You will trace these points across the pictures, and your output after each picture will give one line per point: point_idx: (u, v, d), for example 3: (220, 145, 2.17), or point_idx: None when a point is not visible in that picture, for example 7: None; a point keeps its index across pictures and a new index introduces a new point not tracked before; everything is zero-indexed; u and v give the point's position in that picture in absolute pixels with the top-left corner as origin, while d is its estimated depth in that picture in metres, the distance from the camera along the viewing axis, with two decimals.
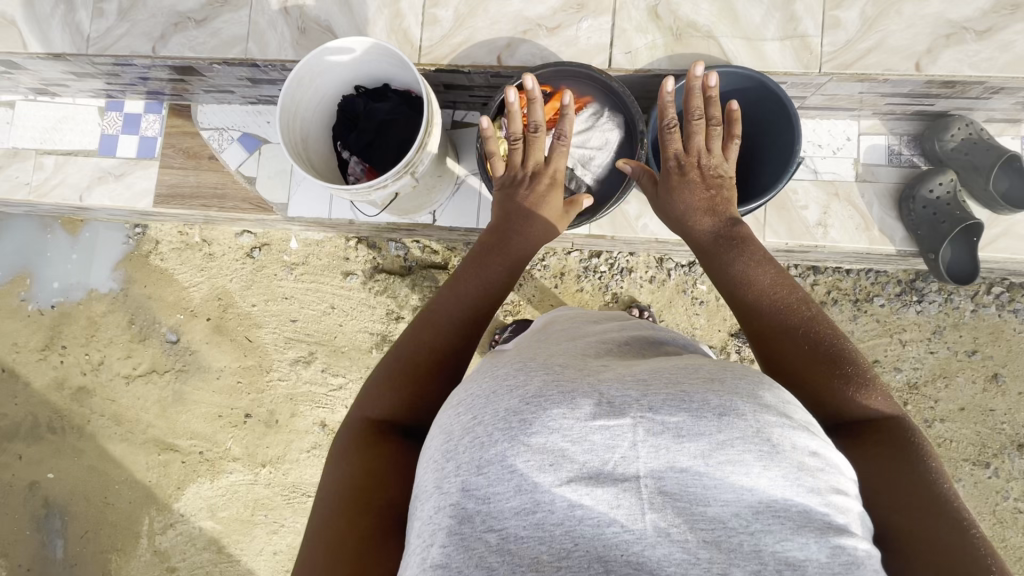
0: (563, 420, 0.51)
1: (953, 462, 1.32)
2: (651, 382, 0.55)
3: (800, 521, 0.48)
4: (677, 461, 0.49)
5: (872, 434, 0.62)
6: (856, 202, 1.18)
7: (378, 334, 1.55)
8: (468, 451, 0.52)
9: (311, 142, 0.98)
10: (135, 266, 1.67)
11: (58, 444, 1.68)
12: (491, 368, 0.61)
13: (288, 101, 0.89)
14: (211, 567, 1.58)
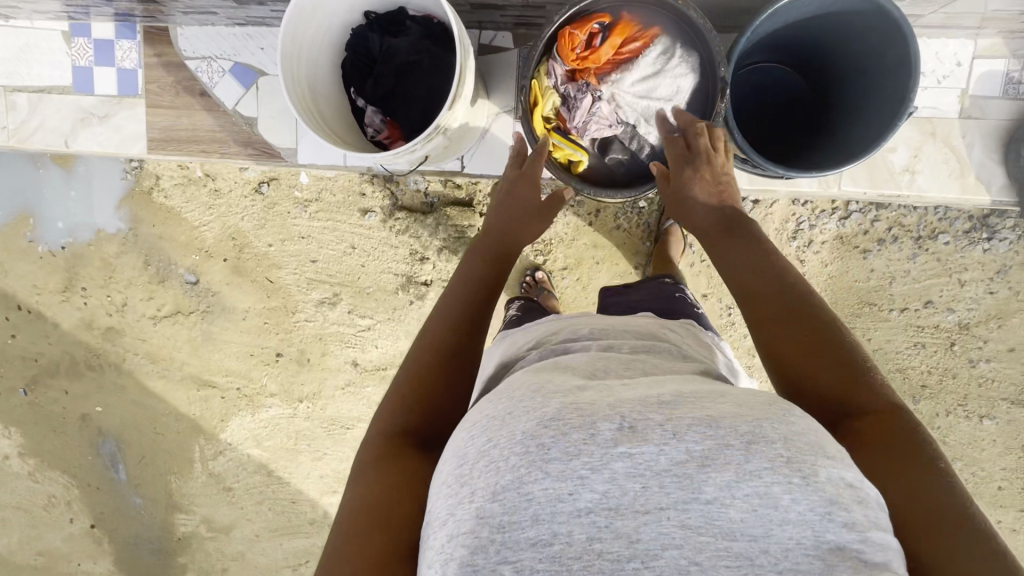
0: (579, 445, 0.53)
1: (990, 400, 1.31)
2: (675, 406, 0.56)
3: (836, 556, 0.49)
4: (702, 488, 0.51)
5: (871, 425, 0.62)
6: (954, 143, 1.13)
7: (402, 275, 1.48)
8: (483, 477, 0.54)
9: (320, 91, 0.83)
10: (139, 204, 1.57)
11: (99, 380, 1.72)
12: (507, 389, 0.64)
13: (289, 43, 0.75)
14: (263, 488, 1.71)
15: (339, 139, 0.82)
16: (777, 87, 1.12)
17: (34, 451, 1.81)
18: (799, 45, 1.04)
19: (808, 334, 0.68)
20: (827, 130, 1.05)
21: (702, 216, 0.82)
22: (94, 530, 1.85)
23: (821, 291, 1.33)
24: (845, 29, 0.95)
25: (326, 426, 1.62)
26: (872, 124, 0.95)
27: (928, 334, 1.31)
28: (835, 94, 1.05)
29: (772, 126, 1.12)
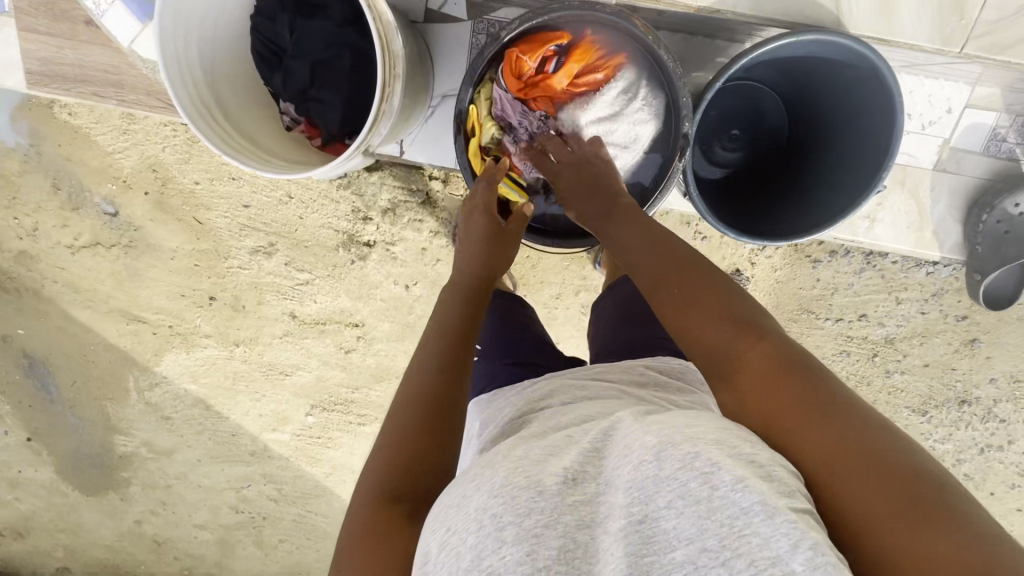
0: (532, 504, 0.54)
1: (895, 406, 1.40)
2: (603, 453, 0.60)
3: (760, 515, 0.48)
4: (629, 508, 0.52)
5: (764, 366, 0.60)
6: (920, 194, 1.18)
7: (342, 232, 1.40)
8: (444, 565, 0.54)
9: (224, 82, 0.78)
10: (42, 117, 1.39)
11: (17, 303, 1.61)
12: (466, 469, 0.65)
13: (174, 33, 0.70)
14: (202, 420, 1.70)
15: (250, 141, 0.77)
16: (762, 114, 1.08)
17: None
18: (791, 75, 0.99)
19: (677, 288, 0.69)
20: (798, 181, 1.03)
21: (587, 207, 0.87)
22: (32, 443, 1.78)
23: (764, 294, 1.33)
24: (837, 76, 0.92)
25: (264, 370, 1.59)
26: (851, 183, 0.92)
27: (855, 344, 1.35)
28: (817, 137, 1.01)
29: (748, 159, 1.09)
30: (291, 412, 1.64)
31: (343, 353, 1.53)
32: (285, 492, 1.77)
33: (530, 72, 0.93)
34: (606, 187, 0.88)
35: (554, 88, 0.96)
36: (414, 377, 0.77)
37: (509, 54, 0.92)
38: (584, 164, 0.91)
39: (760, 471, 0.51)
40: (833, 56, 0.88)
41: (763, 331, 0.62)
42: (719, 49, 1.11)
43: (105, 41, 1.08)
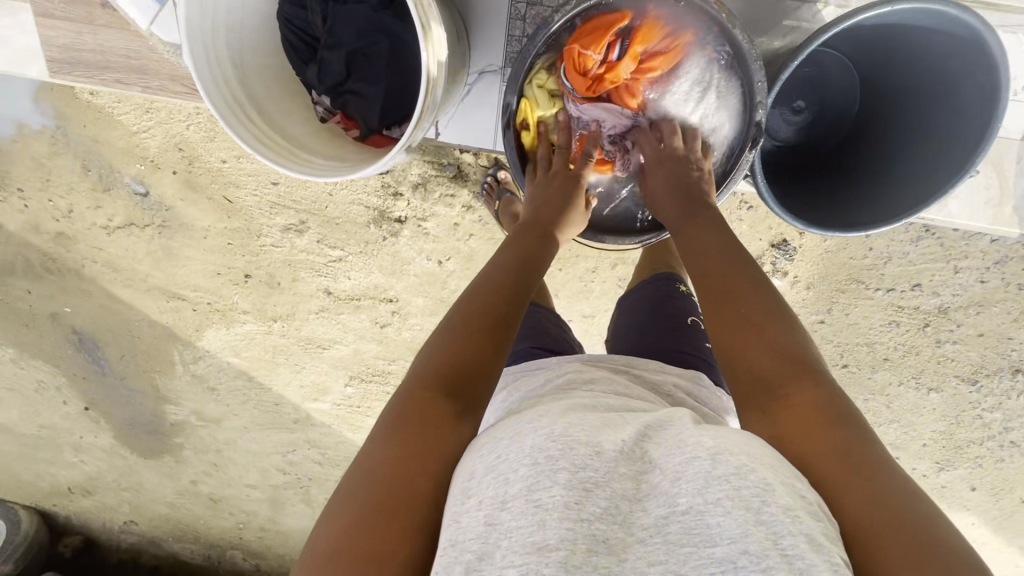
0: (588, 460, 0.54)
1: (943, 376, 1.36)
2: (653, 438, 0.60)
3: (806, 545, 0.48)
4: (677, 499, 0.51)
5: (812, 408, 0.62)
6: (1003, 168, 1.10)
7: (373, 209, 1.38)
8: (492, 486, 0.54)
9: (255, 75, 0.75)
10: (65, 98, 1.37)
11: (60, 283, 1.63)
12: (517, 417, 0.65)
13: (203, 33, 0.67)
14: (247, 391, 1.74)
15: (286, 137, 0.75)
16: (827, 82, 1.00)
17: (10, 341, 1.75)
18: (879, 43, 0.91)
19: (746, 310, 0.72)
20: (861, 170, 0.96)
21: (670, 206, 0.89)
22: (89, 411, 1.86)
23: (811, 264, 1.28)
24: (934, 53, 0.85)
25: (302, 344, 1.61)
26: (920, 176, 0.87)
27: (906, 314, 1.30)
28: (891, 117, 0.95)
29: (807, 134, 1.02)
30: (330, 383, 1.67)
31: (379, 327, 1.54)
32: (329, 455, 1.83)
33: (594, 68, 0.90)
34: (695, 193, 0.88)
35: (618, 78, 0.92)
36: (474, 297, 0.77)
37: (570, 52, 0.89)
38: (676, 162, 0.91)
39: (807, 506, 0.52)
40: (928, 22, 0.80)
41: (816, 377, 0.65)
42: (786, 12, 0.98)
43: (121, 24, 1.05)
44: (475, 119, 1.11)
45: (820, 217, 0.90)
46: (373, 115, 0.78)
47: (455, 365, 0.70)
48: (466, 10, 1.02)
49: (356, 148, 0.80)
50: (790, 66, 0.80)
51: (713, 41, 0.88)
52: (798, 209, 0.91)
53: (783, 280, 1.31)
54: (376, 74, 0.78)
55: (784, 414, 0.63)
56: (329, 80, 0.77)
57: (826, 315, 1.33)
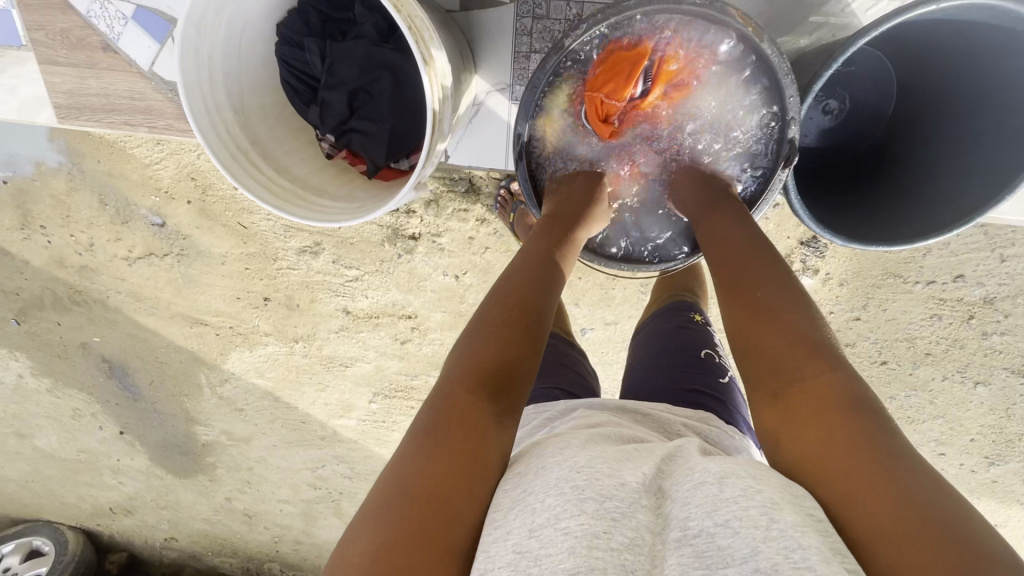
0: (611, 490, 0.52)
1: (990, 368, 1.29)
2: (664, 468, 0.57)
3: (815, 554, 0.44)
4: (686, 523, 0.48)
5: (826, 398, 0.57)
6: None
7: (386, 226, 1.37)
8: (520, 517, 0.51)
9: (257, 119, 0.74)
10: (78, 136, 1.39)
11: (88, 314, 1.66)
12: (539, 451, 0.63)
13: (202, 86, 0.66)
14: (273, 410, 1.75)
15: (295, 182, 0.73)
16: (857, 82, 0.96)
17: (45, 372, 1.79)
18: (916, 37, 0.85)
19: (765, 298, 0.67)
20: (903, 170, 0.91)
21: (689, 198, 0.85)
22: (125, 435, 1.90)
23: (845, 260, 1.23)
24: (977, 47, 0.78)
25: (324, 362, 1.61)
26: (968, 176, 0.82)
27: (948, 306, 1.24)
28: (931, 115, 0.89)
29: (841, 138, 1.00)
30: (354, 399, 1.66)
31: (399, 343, 1.53)
32: (358, 469, 1.83)
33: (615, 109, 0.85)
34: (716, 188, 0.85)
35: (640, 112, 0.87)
36: (498, 293, 0.73)
37: (587, 94, 0.84)
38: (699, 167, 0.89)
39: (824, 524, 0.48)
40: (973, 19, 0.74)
41: (832, 364, 0.60)
42: (812, 7, 0.93)
43: (122, 64, 1.05)
44: (485, 140, 1.07)
45: (858, 228, 0.86)
46: (381, 153, 0.76)
47: (496, 365, 0.65)
48: (468, 28, 0.99)
49: (365, 187, 0.79)
50: (828, 71, 0.75)
51: (739, 61, 0.82)
52: (835, 221, 0.87)
53: (814, 277, 1.25)
54: (381, 114, 0.75)
55: (796, 406, 0.58)
56: (332, 121, 0.75)
57: (862, 311, 1.27)
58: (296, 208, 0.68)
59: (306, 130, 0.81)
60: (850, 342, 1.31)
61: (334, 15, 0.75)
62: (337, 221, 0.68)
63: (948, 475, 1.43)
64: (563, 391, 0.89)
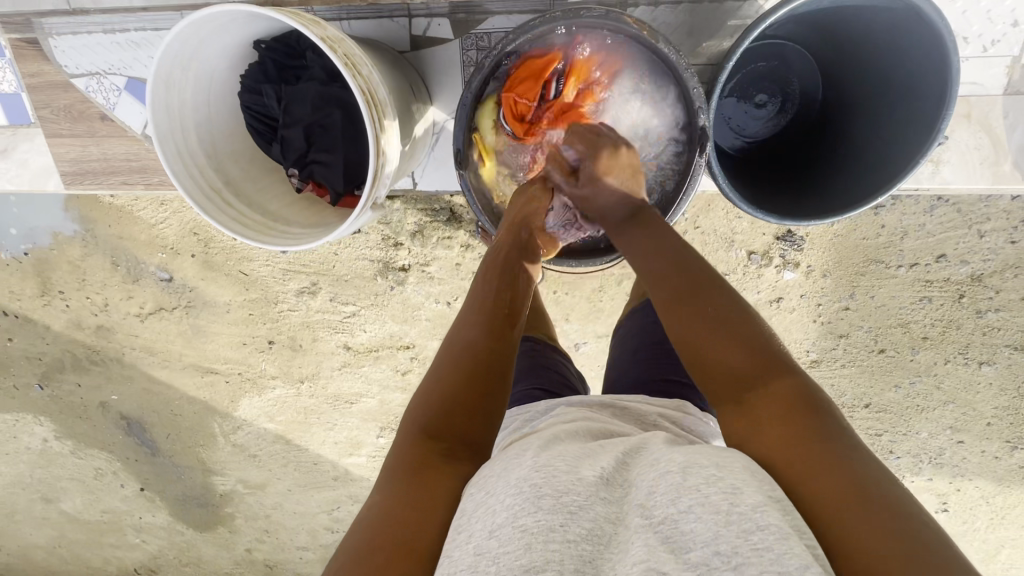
0: (567, 485, 0.52)
1: (992, 347, 1.27)
2: (632, 462, 0.58)
3: (773, 533, 0.45)
4: (649, 511, 0.50)
5: (786, 402, 0.59)
6: (992, 126, 1.04)
7: (377, 260, 1.44)
8: (479, 520, 0.53)
9: (229, 160, 0.81)
10: (90, 204, 1.50)
11: (106, 372, 1.74)
12: (495, 459, 0.64)
13: (174, 137, 0.74)
14: (286, 454, 1.75)
15: (264, 213, 0.80)
16: (789, 76, 0.99)
17: (66, 434, 1.84)
18: (823, 26, 0.89)
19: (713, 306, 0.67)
20: (837, 152, 0.93)
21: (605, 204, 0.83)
22: (145, 492, 1.92)
23: (823, 251, 1.24)
24: (885, 37, 0.82)
25: (331, 401, 1.64)
26: (890, 156, 0.84)
27: (936, 287, 1.23)
28: (861, 105, 0.91)
29: (779, 127, 1.01)
30: (363, 436, 1.67)
31: (401, 375, 1.56)
32: None
33: (529, 106, 0.87)
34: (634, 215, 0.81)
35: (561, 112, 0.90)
36: (461, 336, 0.74)
37: (505, 96, 0.87)
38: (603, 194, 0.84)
39: (785, 501, 0.50)
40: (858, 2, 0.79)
41: (787, 369, 0.63)
42: (730, 11, 0.99)
43: (120, 131, 1.15)
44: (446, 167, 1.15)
45: (790, 209, 0.87)
46: (339, 180, 0.82)
47: (447, 412, 0.67)
48: (425, 68, 1.07)
49: (332, 213, 0.85)
50: (724, 70, 0.79)
51: (642, 59, 0.86)
52: (770, 205, 0.88)
53: (796, 271, 1.26)
54: (336, 144, 0.82)
55: (760, 407, 0.60)
56: (293, 154, 0.82)
57: (850, 301, 1.27)
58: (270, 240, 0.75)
59: (276, 167, 0.87)
60: (845, 333, 1.30)
61: (289, 62, 0.81)
62: (300, 245, 0.74)
63: (973, 464, 1.37)
64: (543, 391, 0.92)
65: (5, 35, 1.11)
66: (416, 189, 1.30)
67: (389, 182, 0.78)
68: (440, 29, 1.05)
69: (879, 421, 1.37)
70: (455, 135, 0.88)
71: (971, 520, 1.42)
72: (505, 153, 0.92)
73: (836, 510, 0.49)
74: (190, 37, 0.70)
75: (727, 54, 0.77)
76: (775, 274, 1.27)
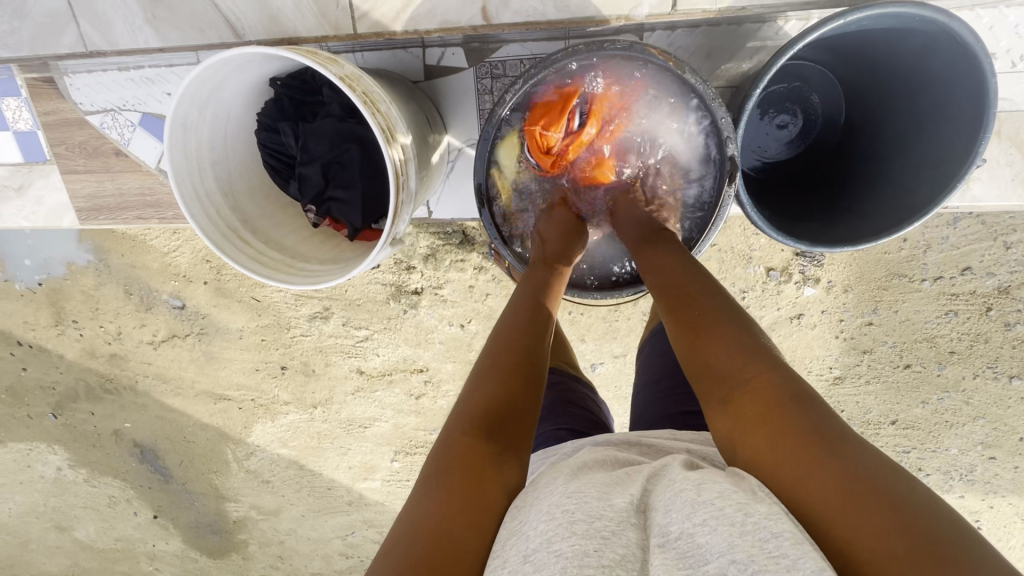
0: (600, 510, 0.50)
1: (1022, 360, 1.23)
2: (655, 487, 0.55)
3: (788, 540, 0.44)
4: (667, 527, 0.48)
5: (785, 403, 0.57)
6: (1019, 141, 1.02)
7: (390, 284, 1.43)
8: (513, 549, 0.50)
9: (245, 198, 0.81)
10: (103, 235, 1.50)
11: (119, 401, 1.73)
12: (522, 491, 0.61)
13: (193, 177, 0.73)
14: (299, 480, 1.73)
15: (285, 252, 0.80)
16: (811, 94, 0.98)
17: (80, 463, 1.83)
18: (847, 48, 0.88)
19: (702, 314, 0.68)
20: (863, 174, 0.91)
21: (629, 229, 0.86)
22: (158, 519, 1.90)
23: (845, 266, 1.22)
24: (911, 58, 0.81)
25: (344, 425, 1.62)
26: (922, 176, 0.82)
27: (962, 300, 1.20)
28: (887, 125, 0.90)
29: (803, 146, 1.00)
30: (377, 460, 1.65)
31: (414, 399, 1.54)
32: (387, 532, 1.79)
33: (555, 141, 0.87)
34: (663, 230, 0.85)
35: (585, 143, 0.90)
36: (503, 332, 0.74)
37: (528, 130, 0.86)
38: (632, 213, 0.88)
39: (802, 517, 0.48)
40: (886, 26, 0.78)
41: (775, 365, 0.61)
42: (749, 33, 0.98)
43: (134, 165, 1.16)
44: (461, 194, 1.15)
45: (821, 234, 0.85)
46: (357, 215, 0.81)
47: (493, 402, 0.65)
48: (438, 96, 1.07)
49: (351, 247, 0.84)
50: (752, 96, 0.78)
51: (666, 87, 0.85)
52: (799, 231, 0.87)
53: (816, 286, 1.24)
54: (354, 178, 0.81)
55: (750, 409, 0.58)
56: (311, 192, 0.81)
57: (873, 316, 1.24)
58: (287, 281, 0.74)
59: (292, 203, 0.87)
60: (868, 348, 1.27)
61: (306, 100, 0.81)
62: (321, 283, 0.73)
63: (1006, 480, 1.33)
64: (570, 431, 0.89)
65: (22, 75, 1.12)
66: (432, 218, 1.30)
67: (409, 215, 0.77)
68: (454, 58, 1.05)
69: (906, 437, 1.33)
70: (477, 171, 0.86)
71: (1006, 538, 1.37)
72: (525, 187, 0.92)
73: (840, 509, 0.48)
74: (208, 79, 0.70)
75: (756, 87, 0.77)
76: (795, 290, 1.24)
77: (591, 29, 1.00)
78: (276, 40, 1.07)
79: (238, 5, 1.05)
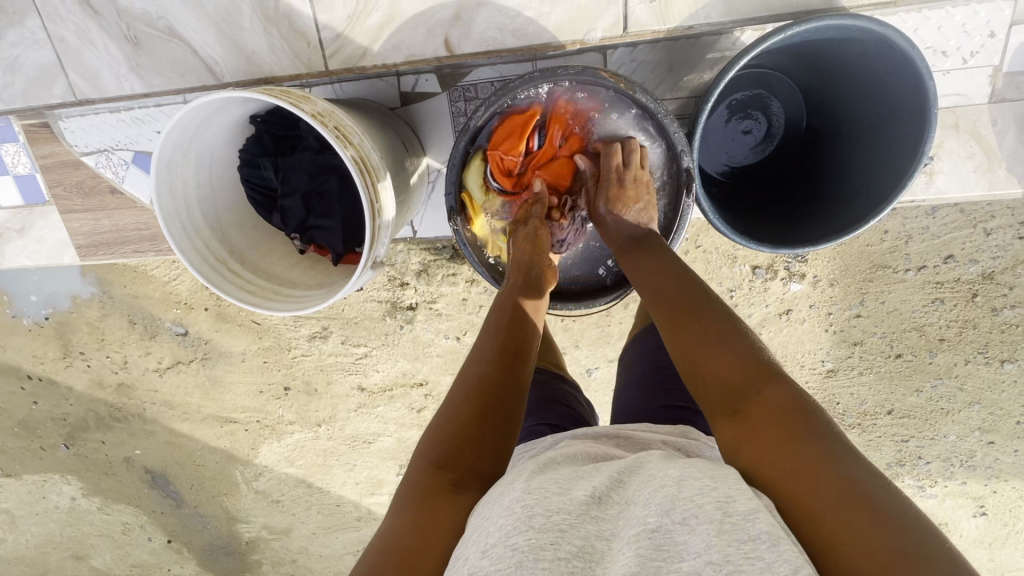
0: (559, 505, 0.51)
1: (1013, 344, 1.24)
2: (629, 481, 0.57)
3: (765, 541, 0.44)
4: (645, 519, 0.48)
5: (766, 403, 0.59)
6: (982, 132, 1.05)
7: (385, 301, 1.46)
8: (474, 544, 0.52)
9: (233, 230, 0.85)
10: (105, 268, 1.54)
11: (129, 428, 1.77)
12: (497, 483, 0.63)
13: (181, 214, 0.77)
14: (308, 498, 1.75)
15: (273, 278, 0.84)
16: (772, 101, 1.00)
17: (93, 491, 1.86)
18: (802, 56, 0.91)
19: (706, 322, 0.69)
20: (825, 178, 0.94)
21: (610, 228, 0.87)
22: (172, 543, 1.92)
23: (828, 260, 1.24)
24: (859, 62, 0.84)
25: (349, 442, 1.65)
26: (879, 177, 0.85)
27: (947, 288, 1.22)
28: (847, 126, 0.92)
29: (768, 150, 1.02)
30: (383, 475, 1.67)
31: (416, 412, 1.57)
32: None
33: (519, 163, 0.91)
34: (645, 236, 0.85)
35: (550, 162, 0.92)
36: (475, 369, 0.74)
37: (490, 154, 0.89)
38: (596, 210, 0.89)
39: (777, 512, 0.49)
40: (833, 35, 0.80)
41: (773, 376, 0.62)
42: (708, 45, 1.01)
43: (129, 202, 1.20)
44: None
45: (781, 237, 0.88)
46: (339, 242, 0.84)
47: (456, 443, 0.66)
48: (413, 121, 1.10)
49: (336, 272, 0.88)
50: (703, 112, 0.82)
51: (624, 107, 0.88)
52: (759, 233, 0.89)
53: (803, 282, 1.25)
54: (335, 204, 0.84)
55: (753, 414, 0.59)
56: (294, 222, 0.84)
57: (860, 308, 1.26)
58: (268, 305, 0.78)
59: (278, 232, 0.91)
60: (859, 340, 1.29)
61: (284, 135, 0.84)
62: (299, 309, 0.77)
63: (1008, 464, 1.33)
64: (550, 426, 0.91)
65: (18, 122, 1.16)
66: (418, 236, 1.34)
67: (387, 238, 0.80)
68: (427, 83, 1.09)
69: (904, 427, 1.34)
70: (447, 195, 0.89)
71: (1013, 522, 1.37)
72: (494, 209, 0.94)
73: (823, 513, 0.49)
74: (188, 123, 0.73)
75: (707, 97, 0.79)
76: (782, 286, 1.26)
77: (550, 53, 1.04)
78: (255, 77, 1.11)
79: (216, 48, 1.09)
